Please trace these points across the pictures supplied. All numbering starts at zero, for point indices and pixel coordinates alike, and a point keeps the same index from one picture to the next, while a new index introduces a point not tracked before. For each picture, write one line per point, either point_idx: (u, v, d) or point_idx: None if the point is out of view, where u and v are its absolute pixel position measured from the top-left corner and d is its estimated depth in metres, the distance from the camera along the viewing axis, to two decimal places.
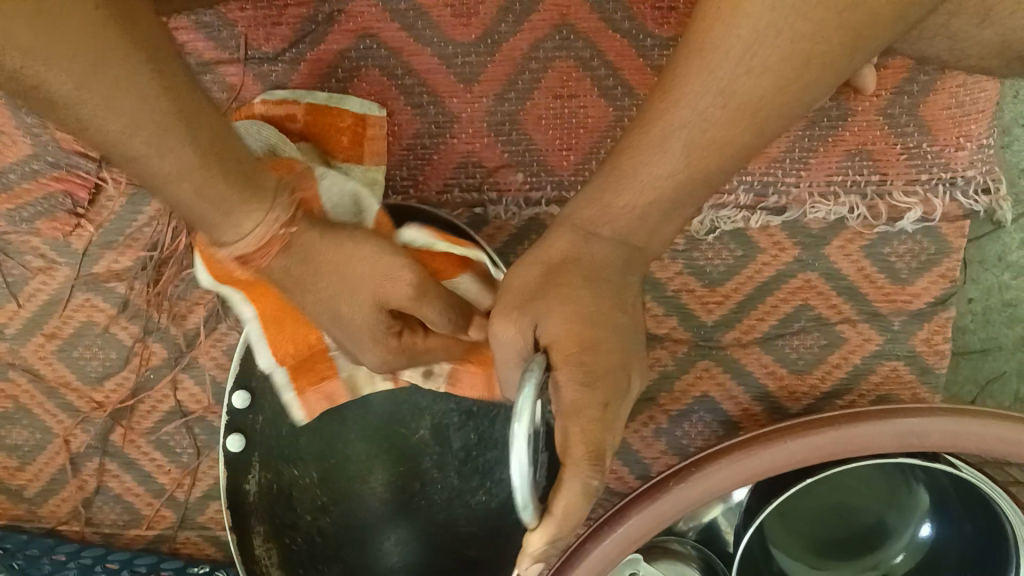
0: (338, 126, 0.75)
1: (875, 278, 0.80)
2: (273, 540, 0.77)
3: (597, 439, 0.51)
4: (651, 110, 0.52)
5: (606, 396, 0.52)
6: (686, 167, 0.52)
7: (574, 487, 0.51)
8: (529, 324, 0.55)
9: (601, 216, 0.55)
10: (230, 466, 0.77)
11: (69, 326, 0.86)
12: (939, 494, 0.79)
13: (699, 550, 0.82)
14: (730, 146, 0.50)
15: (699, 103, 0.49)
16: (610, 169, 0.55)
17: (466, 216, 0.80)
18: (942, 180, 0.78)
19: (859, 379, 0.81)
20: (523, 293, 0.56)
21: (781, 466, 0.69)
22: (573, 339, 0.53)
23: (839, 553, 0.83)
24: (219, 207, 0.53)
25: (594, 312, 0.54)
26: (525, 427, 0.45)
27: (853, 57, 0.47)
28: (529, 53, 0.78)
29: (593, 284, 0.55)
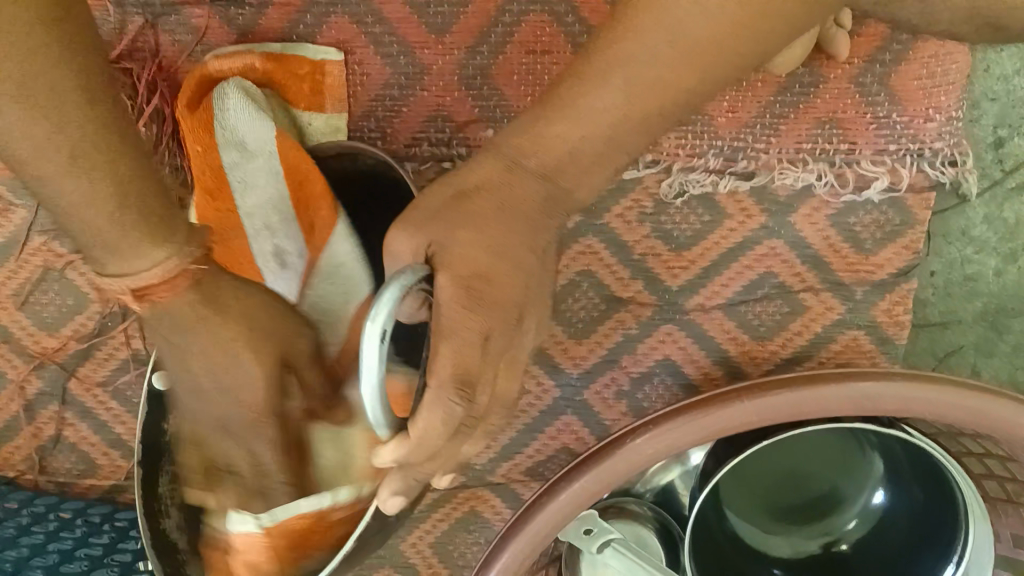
0: (297, 74, 0.77)
1: (840, 248, 0.81)
2: (178, 482, 0.70)
3: (469, 364, 0.50)
4: (599, 42, 0.53)
5: (488, 325, 0.51)
6: (625, 106, 0.53)
7: (435, 413, 0.50)
8: (424, 242, 0.52)
9: (532, 146, 0.56)
10: (151, 401, 0.69)
11: (26, 270, 0.84)
12: (894, 460, 0.80)
13: (655, 511, 0.83)
14: (671, 89, 0.53)
15: (652, 43, 0.51)
16: (548, 101, 0.56)
17: (434, 171, 0.79)
18: (910, 151, 0.78)
19: (819, 347, 0.83)
20: (427, 209, 0.54)
21: (735, 426, 0.70)
22: (467, 263, 0.52)
23: (789, 518, 0.84)
24: (112, 247, 0.47)
25: (499, 246, 0.53)
26: (378, 325, 0.43)
27: (800, 13, 0.51)
28: (503, 6, 0.76)
29: (500, 215, 0.54)
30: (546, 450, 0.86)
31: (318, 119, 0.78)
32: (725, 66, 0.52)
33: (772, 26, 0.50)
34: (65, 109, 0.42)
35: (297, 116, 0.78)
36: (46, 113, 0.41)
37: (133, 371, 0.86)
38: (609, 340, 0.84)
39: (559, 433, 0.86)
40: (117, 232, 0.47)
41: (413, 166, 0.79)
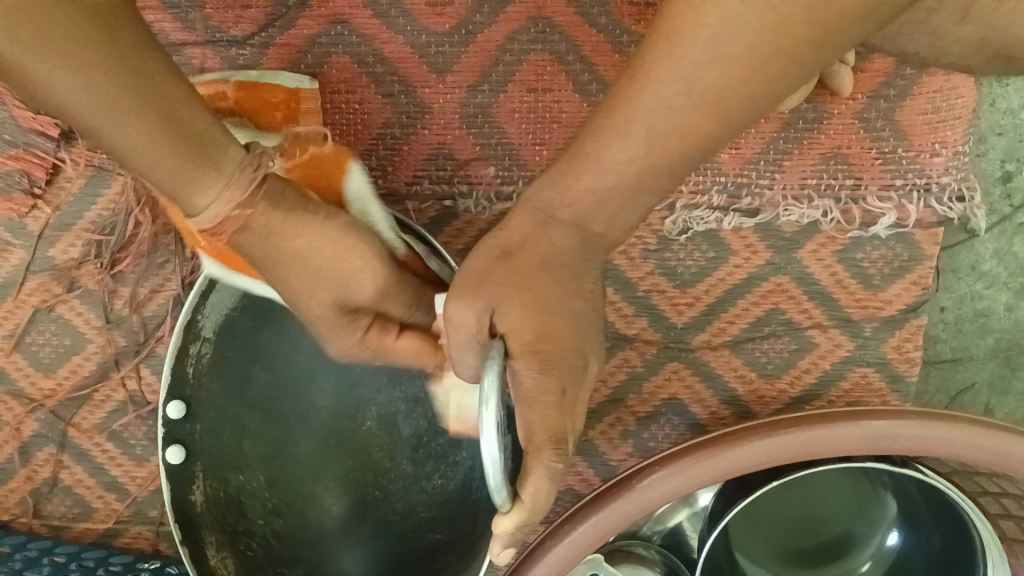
0: (272, 102, 0.73)
1: (847, 284, 0.80)
2: (228, 548, 0.75)
3: (557, 422, 0.53)
4: (617, 95, 0.51)
5: (562, 382, 0.53)
6: (646, 156, 0.50)
7: (540, 473, 0.52)
8: (484, 310, 0.54)
9: (563, 198, 0.54)
10: (172, 479, 0.74)
11: (24, 310, 0.84)
12: (909, 498, 0.78)
13: (664, 554, 0.81)
14: (693, 138, 0.49)
15: (668, 93, 0.48)
16: (573, 152, 0.53)
17: (434, 210, 0.78)
18: (916, 186, 0.77)
19: (829, 386, 0.81)
20: (473, 275, 0.56)
21: (743, 467, 0.68)
22: (529, 326, 0.53)
23: (799, 562, 0.81)
24: (193, 179, 0.50)
25: (547, 305, 0.54)
26: (493, 413, 0.45)
27: (824, 53, 0.46)
28: (504, 45, 0.76)
29: (546, 273, 0.55)
30: (552, 493, 0.84)
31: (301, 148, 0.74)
32: (748, 107, 0.49)
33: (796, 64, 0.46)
34: (85, 54, 0.43)
35: None
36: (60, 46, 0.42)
37: (131, 414, 0.84)
38: (614, 379, 0.82)
39: (563, 476, 0.83)
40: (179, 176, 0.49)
41: (413, 204, 0.78)
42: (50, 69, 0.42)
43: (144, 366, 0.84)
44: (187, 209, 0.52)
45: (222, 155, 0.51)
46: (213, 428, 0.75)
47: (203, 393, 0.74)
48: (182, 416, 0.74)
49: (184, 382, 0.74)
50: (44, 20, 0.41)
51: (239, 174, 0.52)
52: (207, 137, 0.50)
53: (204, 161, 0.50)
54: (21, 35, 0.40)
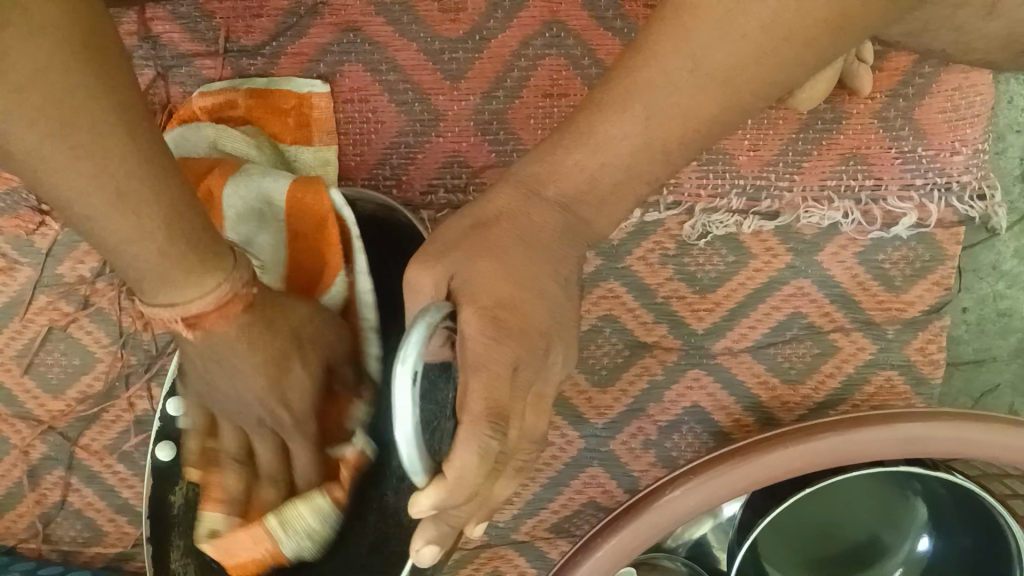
0: (283, 109, 0.75)
1: (869, 286, 0.79)
2: (192, 556, 0.70)
3: (501, 398, 0.46)
4: (620, 72, 0.51)
5: (515, 356, 0.48)
6: (641, 135, 0.51)
7: (469, 450, 0.45)
8: (445, 274, 0.51)
9: (550, 174, 0.54)
10: (157, 476, 0.70)
11: (32, 330, 0.82)
12: (939, 502, 0.76)
13: (690, 566, 0.79)
14: (694, 118, 0.50)
15: (672, 68, 0.49)
16: (569, 128, 0.54)
17: (451, 218, 0.77)
18: (937, 185, 0.76)
19: (853, 389, 0.80)
20: (447, 241, 0.53)
21: (776, 475, 0.67)
22: (491, 293, 0.49)
23: (827, 573, 0.80)
24: (181, 272, 0.52)
25: (522, 279, 0.51)
26: (406, 368, 0.41)
27: (836, 44, 0.47)
28: (518, 50, 0.76)
29: (522, 248, 0.53)
30: (573, 506, 0.82)
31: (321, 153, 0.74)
32: (749, 91, 0.49)
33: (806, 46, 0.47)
34: (104, 146, 0.45)
35: (284, 150, 0.76)
36: (78, 137, 0.43)
37: (142, 434, 0.83)
38: (634, 387, 0.81)
39: (585, 488, 0.82)
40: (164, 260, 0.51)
41: (428, 214, 0.77)
42: (63, 156, 0.44)
43: (154, 384, 0.82)
44: (161, 304, 0.54)
45: (217, 255, 0.54)
46: None
47: None
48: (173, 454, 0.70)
49: None
50: (71, 108, 0.43)
51: (233, 273, 0.55)
52: (205, 238, 0.53)
53: (200, 258, 0.53)
54: (43, 117, 0.42)
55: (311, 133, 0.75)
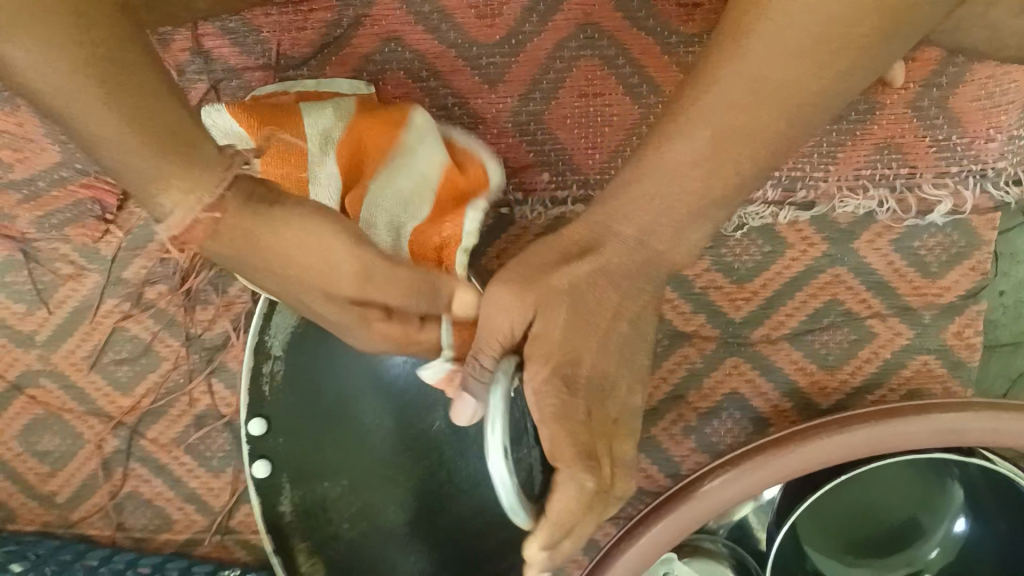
0: None
1: (905, 273, 0.80)
2: (317, 555, 0.80)
3: (585, 442, 0.54)
4: (682, 100, 0.53)
5: (588, 404, 0.55)
6: (709, 163, 0.52)
7: (568, 489, 0.53)
8: (527, 311, 0.56)
9: (624, 209, 0.56)
10: (261, 491, 0.79)
11: (100, 332, 0.86)
12: (975, 487, 0.78)
13: (730, 548, 0.82)
14: (759, 138, 0.51)
15: (727, 91, 0.50)
16: (637, 162, 0.55)
17: (492, 217, 0.80)
18: (972, 172, 0.77)
19: (889, 374, 0.81)
20: (528, 271, 0.57)
21: (811, 465, 0.69)
22: (562, 345, 0.56)
23: (864, 552, 0.83)
24: (167, 174, 0.52)
25: (586, 313, 0.56)
26: (496, 436, 0.48)
27: (892, 44, 0.48)
28: (554, 53, 0.78)
29: (594, 278, 0.57)
30: None
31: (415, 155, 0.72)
32: (811, 105, 0.50)
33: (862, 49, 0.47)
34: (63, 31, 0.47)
35: None
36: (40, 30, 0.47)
37: (207, 427, 0.87)
38: (674, 375, 0.83)
39: None
40: (158, 163, 0.51)
41: None
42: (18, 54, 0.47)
43: (216, 380, 0.86)
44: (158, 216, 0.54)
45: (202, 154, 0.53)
46: (291, 441, 0.79)
47: (279, 407, 0.78)
48: (265, 431, 0.78)
49: (261, 402, 0.79)
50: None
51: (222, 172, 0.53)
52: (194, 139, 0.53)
53: (189, 157, 0.52)
54: None
55: None
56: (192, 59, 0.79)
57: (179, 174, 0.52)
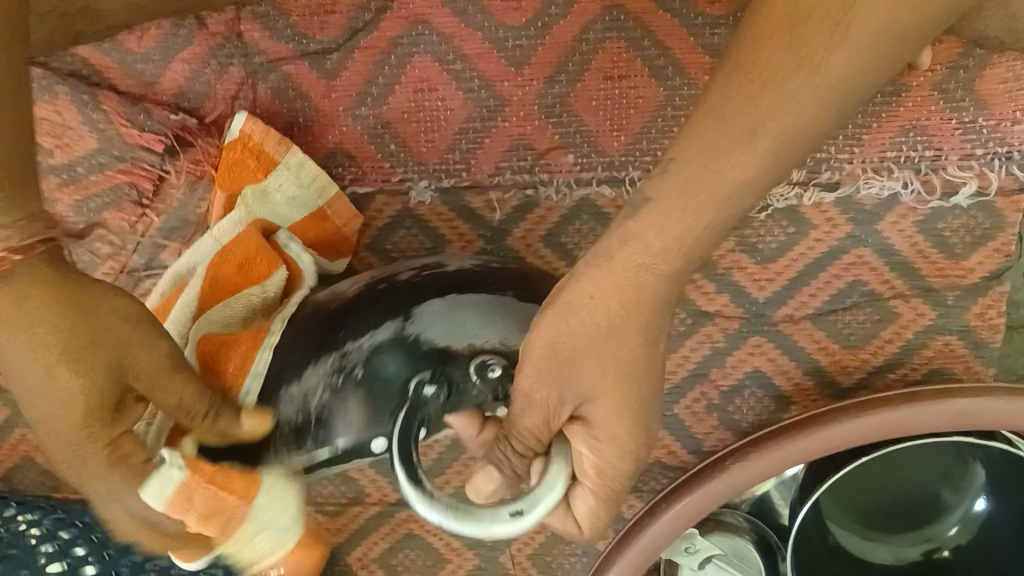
0: (247, 156, 0.77)
1: (929, 254, 0.80)
2: None
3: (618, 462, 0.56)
4: (725, 95, 0.50)
5: (635, 438, 0.56)
6: (762, 160, 0.51)
7: (596, 505, 0.58)
8: (567, 395, 0.55)
9: (670, 227, 0.53)
10: None
11: None
12: (996, 466, 0.78)
13: (752, 522, 0.83)
14: (807, 131, 0.50)
15: (792, 85, 0.48)
16: (682, 174, 0.52)
17: (517, 198, 0.81)
18: (998, 154, 0.77)
19: (911, 354, 0.82)
20: (561, 348, 0.55)
21: (834, 446, 0.70)
22: (618, 403, 0.56)
23: (886, 527, 0.84)
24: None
25: (632, 361, 0.55)
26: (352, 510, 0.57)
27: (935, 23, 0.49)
28: (580, 35, 0.78)
29: (635, 316, 0.55)
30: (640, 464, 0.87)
31: (275, 325, 0.64)
32: (864, 94, 0.50)
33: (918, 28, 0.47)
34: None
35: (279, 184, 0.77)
36: None
37: None
38: (697, 354, 0.85)
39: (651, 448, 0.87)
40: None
41: (496, 195, 0.81)
42: None
43: None
44: None
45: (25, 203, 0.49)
46: None
47: None
48: None
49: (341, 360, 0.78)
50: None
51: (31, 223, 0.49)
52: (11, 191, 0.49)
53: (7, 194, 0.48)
54: None
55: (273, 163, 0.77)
56: (225, 44, 0.81)
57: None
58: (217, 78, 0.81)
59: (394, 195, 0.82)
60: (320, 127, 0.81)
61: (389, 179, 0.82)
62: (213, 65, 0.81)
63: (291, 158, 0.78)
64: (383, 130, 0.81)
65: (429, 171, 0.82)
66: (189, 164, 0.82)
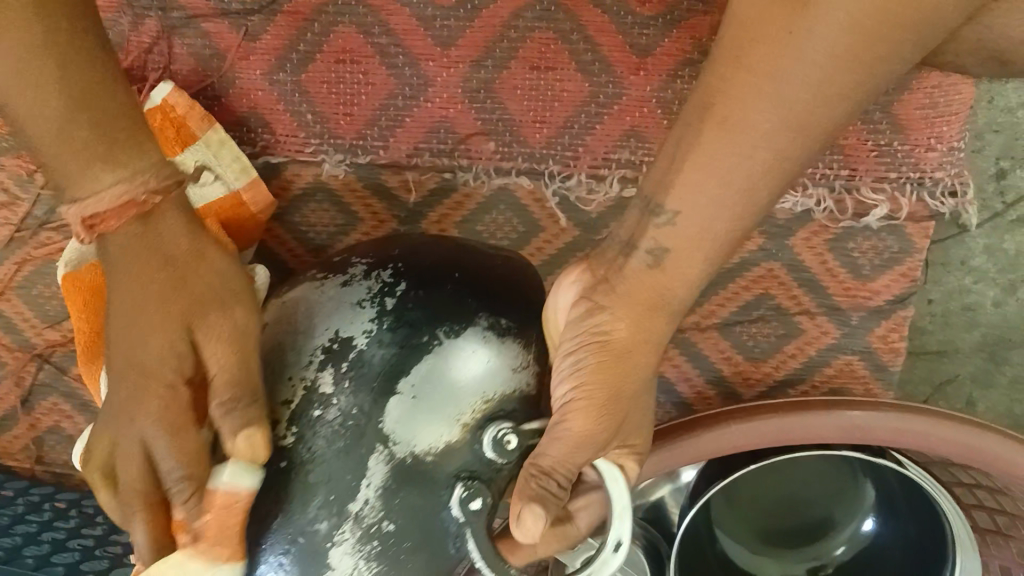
0: (167, 125, 0.74)
1: (838, 273, 0.81)
2: None
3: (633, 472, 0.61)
4: (708, 138, 0.52)
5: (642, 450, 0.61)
6: (748, 197, 0.53)
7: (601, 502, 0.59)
8: (608, 431, 0.56)
9: (677, 253, 0.55)
10: None
11: (30, 265, 0.85)
12: (888, 488, 0.80)
13: (644, 528, 0.82)
14: (788, 162, 0.52)
15: (768, 128, 0.50)
16: (679, 193, 0.54)
17: (435, 181, 0.80)
18: (910, 179, 0.78)
19: (813, 370, 0.83)
20: (603, 385, 0.56)
21: (722, 449, 0.72)
22: (630, 423, 0.59)
23: (776, 542, 0.83)
24: (103, 162, 0.50)
25: (641, 381, 0.59)
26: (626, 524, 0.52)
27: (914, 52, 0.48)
28: (509, 21, 0.77)
29: (650, 328, 0.58)
30: None
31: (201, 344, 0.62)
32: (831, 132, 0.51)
33: (891, 60, 0.47)
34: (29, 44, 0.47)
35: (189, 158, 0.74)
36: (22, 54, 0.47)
37: None
38: None
39: None
40: (74, 151, 0.49)
41: (413, 175, 0.80)
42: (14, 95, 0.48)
43: None
44: (65, 194, 0.50)
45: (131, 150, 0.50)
46: None
47: None
48: None
49: None
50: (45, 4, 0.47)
51: (149, 167, 0.51)
52: (113, 130, 0.50)
53: (110, 143, 0.50)
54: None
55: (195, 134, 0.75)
56: None
57: (105, 168, 0.50)
58: (132, 29, 0.78)
59: (306, 165, 0.80)
60: (235, 93, 0.79)
61: (303, 149, 0.80)
62: (130, 15, 0.78)
63: (212, 136, 0.75)
64: (300, 99, 0.79)
65: (346, 146, 0.80)
66: None
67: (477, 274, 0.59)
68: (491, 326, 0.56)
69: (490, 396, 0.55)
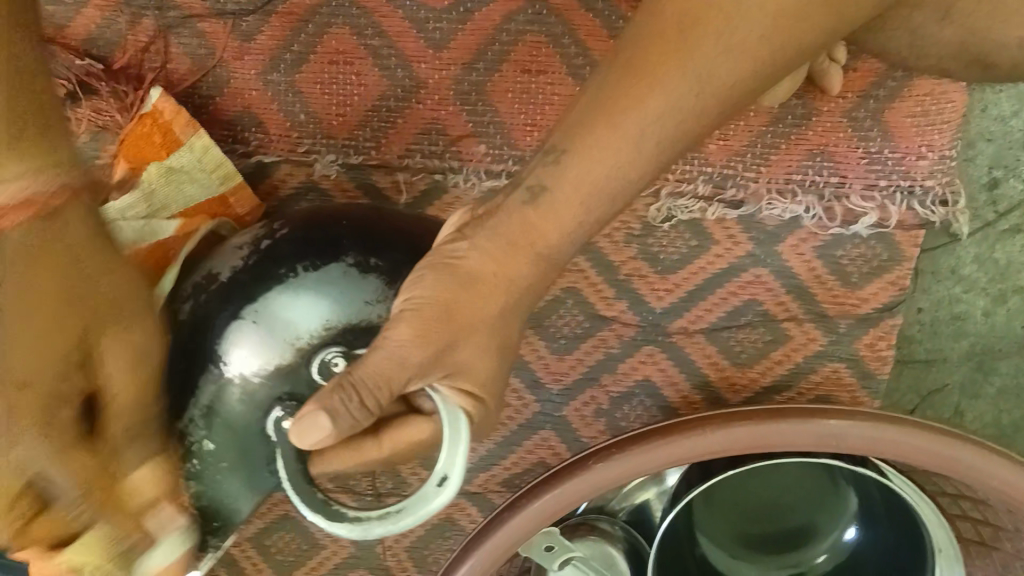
0: (150, 134, 0.75)
1: (826, 280, 0.81)
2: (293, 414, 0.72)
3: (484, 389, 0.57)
4: (616, 86, 0.49)
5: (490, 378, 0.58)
6: (643, 161, 0.51)
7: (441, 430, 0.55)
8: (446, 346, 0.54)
9: (553, 211, 0.53)
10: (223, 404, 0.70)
11: None
12: (871, 500, 0.80)
13: (627, 531, 0.83)
14: (688, 125, 0.50)
15: (676, 85, 0.48)
16: (576, 138, 0.51)
17: (426, 182, 0.80)
18: (900, 188, 0.78)
19: (799, 378, 0.83)
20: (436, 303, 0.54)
21: (696, 456, 0.71)
22: (471, 343, 0.56)
23: (756, 549, 0.83)
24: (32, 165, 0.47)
25: (488, 302, 0.55)
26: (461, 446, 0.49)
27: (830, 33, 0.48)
28: (500, 25, 0.78)
29: (510, 257, 0.55)
30: (525, 463, 0.87)
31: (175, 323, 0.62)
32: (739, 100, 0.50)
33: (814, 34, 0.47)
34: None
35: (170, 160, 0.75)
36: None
37: None
38: (591, 357, 0.84)
39: (537, 448, 0.86)
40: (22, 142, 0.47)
41: (404, 177, 0.80)
42: None
43: None
44: None
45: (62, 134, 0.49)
46: None
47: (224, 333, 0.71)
48: None
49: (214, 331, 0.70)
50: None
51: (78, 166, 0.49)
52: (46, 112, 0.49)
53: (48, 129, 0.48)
54: None
55: (179, 138, 0.75)
56: None
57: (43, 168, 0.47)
58: (129, 28, 0.80)
59: (299, 165, 0.81)
60: (229, 93, 0.80)
61: (295, 148, 0.81)
62: (126, 15, 0.80)
63: (198, 141, 0.76)
64: (294, 98, 0.80)
65: (338, 146, 0.80)
66: (89, 113, 0.79)
67: (363, 221, 0.62)
68: (356, 264, 0.58)
69: (331, 321, 0.55)
